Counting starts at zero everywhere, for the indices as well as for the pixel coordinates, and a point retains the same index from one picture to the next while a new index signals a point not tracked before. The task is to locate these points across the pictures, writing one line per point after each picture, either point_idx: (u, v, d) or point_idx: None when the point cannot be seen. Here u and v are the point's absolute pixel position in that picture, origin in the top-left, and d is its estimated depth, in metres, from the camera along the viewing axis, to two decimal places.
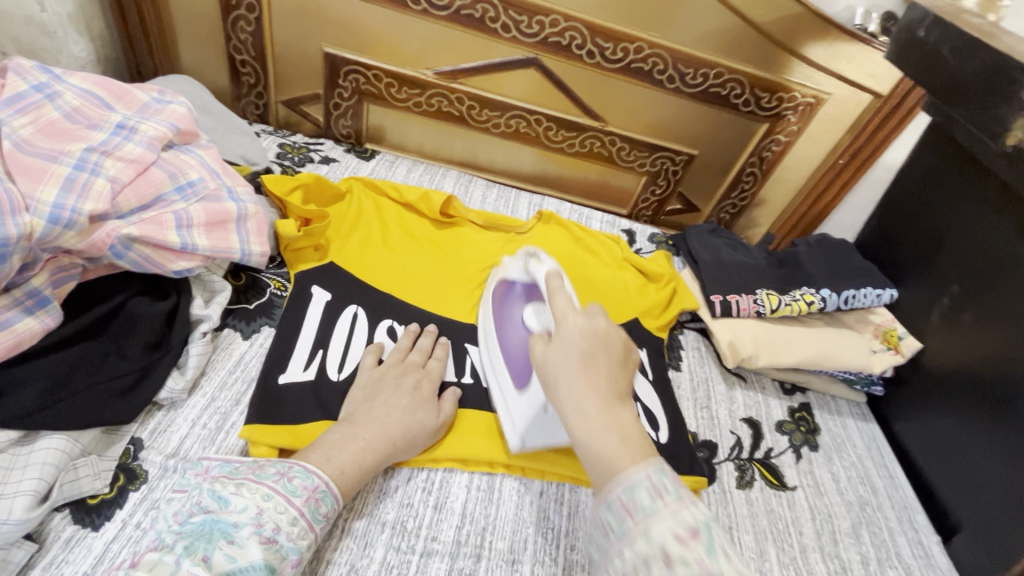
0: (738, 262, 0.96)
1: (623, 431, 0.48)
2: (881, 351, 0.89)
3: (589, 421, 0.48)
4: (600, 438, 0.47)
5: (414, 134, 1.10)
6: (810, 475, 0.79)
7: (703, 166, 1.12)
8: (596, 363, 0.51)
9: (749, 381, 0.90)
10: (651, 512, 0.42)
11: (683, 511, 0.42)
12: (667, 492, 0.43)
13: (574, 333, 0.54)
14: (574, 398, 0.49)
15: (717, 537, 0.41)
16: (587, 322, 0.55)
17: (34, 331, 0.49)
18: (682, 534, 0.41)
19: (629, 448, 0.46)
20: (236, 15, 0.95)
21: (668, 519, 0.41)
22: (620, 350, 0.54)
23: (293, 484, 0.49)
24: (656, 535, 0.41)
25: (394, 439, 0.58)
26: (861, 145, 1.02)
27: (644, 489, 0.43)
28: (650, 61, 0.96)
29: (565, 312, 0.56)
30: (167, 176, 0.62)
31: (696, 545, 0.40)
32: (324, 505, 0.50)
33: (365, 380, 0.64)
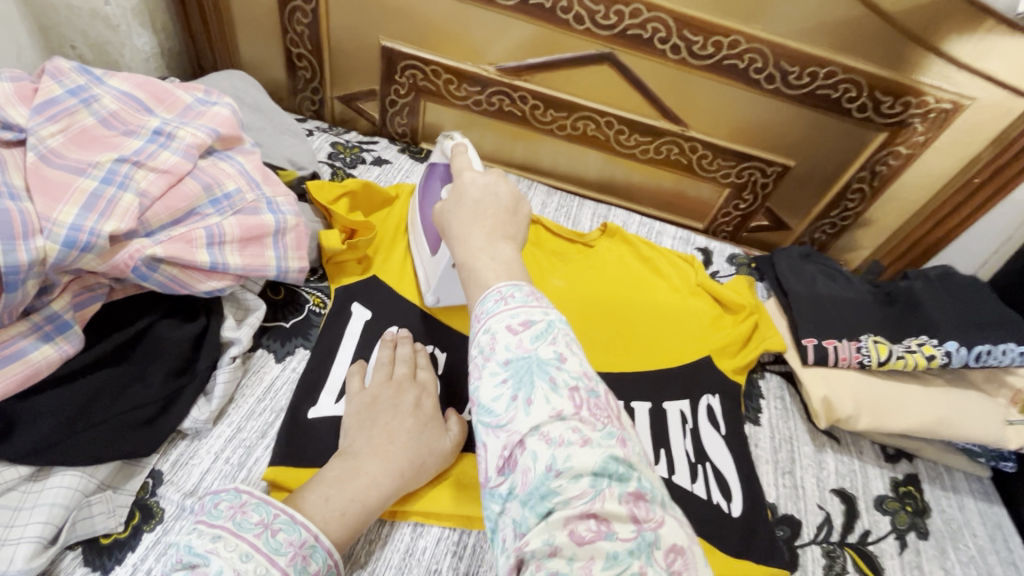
0: (839, 297, 0.82)
1: (497, 253, 0.48)
2: (1020, 424, 0.73)
3: (467, 243, 0.50)
4: (473, 257, 0.48)
5: (472, 135, 1.02)
6: (917, 571, 0.65)
7: (799, 179, 0.97)
8: (484, 212, 0.52)
9: (843, 443, 0.76)
10: (494, 312, 0.42)
11: (523, 311, 0.41)
12: (515, 297, 0.42)
13: (468, 185, 0.55)
14: (461, 231, 0.51)
15: (555, 330, 0.41)
16: (485, 177, 0.55)
17: (51, 361, 0.46)
18: (515, 326, 0.40)
19: (501, 267, 0.46)
20: (293, 6, 0.90)
21: (505, 316, 0.41)
22: (512, 202, 0.54)
23: (277, 540, 0.43)
24: (492, 328, 0.41)
25: (402, 470, 0.53)
26: (1008, 161, 0.84)
27: (491, 298, 0.43)
28: (746, 57, 0.82)
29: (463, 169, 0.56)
30: (202, 187, 0.57)
31: (524, 334, 0.40)
32: (314, 563, 0.44)
33: (356, 407, 0.57)
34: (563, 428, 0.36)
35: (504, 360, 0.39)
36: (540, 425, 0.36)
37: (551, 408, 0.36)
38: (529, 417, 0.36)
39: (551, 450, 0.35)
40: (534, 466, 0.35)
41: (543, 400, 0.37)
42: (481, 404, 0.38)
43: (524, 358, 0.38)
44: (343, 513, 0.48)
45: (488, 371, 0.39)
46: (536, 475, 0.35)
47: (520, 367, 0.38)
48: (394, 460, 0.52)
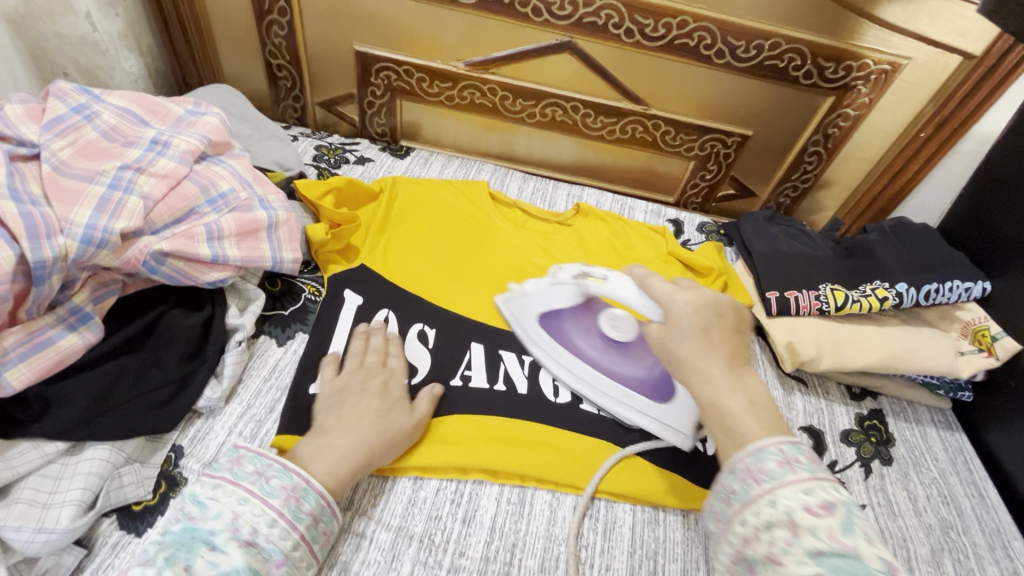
0: (800, 252, 0.88)
1: (749, 391, 0.50)
2: (970, 354, 0.78)
3: (713, 380, 0.51)
4: (729, 396, 0.50)
5: (450, 130, 1.08)
6: (881, 493, 0.71)
7: (759, 147, 1.03)
8: (699, 334, 0.53)
9: (810, 385, 0.82)
10: (779, 479, 0.43)
11: (818, 486, 0.43)
12: (801, 465, 0.44)
13: (685, 311, 0.54)
14: (699, 366, 0.52)
15: (856, 518, 0.41)
16: (692, 295, 0.56)
17: (77, 347, 0.52)
18: (813, 506, 0.41)
19: (759, 409, 0.49)
20: (270, 20, 0.96)
21: (798, 491, 0.42)
22: (731, 313, 0.55)
23: (270, 485, 0.49)
24: (781, 502, 0.42)
25: (371, 445, 0.56)
26: (949, 114, 0.90)
27: (775, 459, 0.45)
28: (696, 35, 0.88)
29: (669, 293, 0.56)
30: (198, 188, 0.63)
31: (829, 519, 0.40)
32: (307, 503, 0.49)
33: (328, 392, 0.62)
34: None
35: (813, 550, 0.39)
36: None
37: None
38: None
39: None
40: None
41: None
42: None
43: (839, 552, 0.39)
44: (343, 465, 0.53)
45: (791, 553, 0.40)
46: None
47: (836, 562, 0.38)
48: (362, 433, 0.56)
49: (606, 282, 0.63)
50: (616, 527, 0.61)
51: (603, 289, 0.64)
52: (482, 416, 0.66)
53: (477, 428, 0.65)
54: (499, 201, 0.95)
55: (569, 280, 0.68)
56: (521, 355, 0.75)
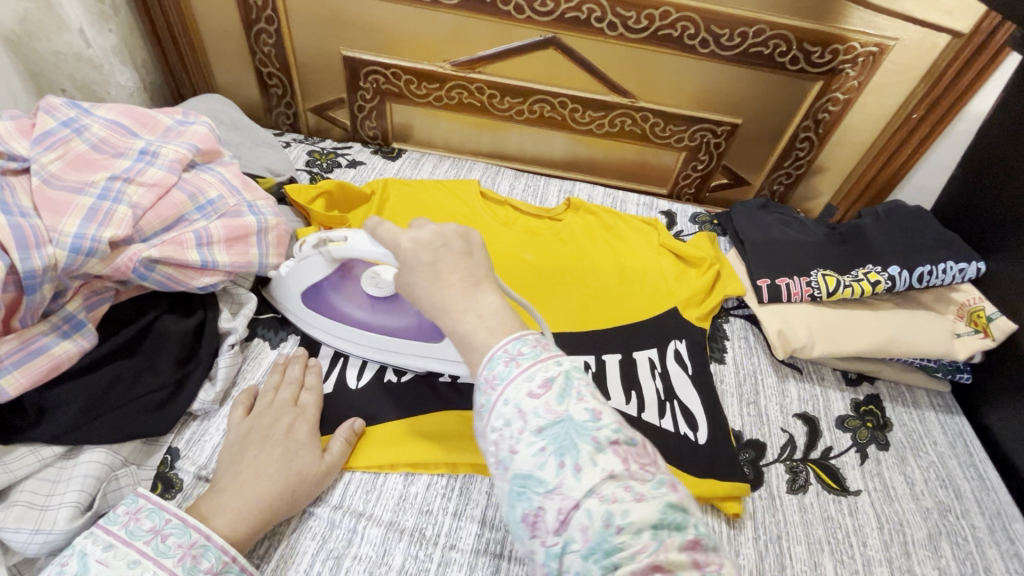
0: (791, 239, 0.87)
1: (482, 307, 0.45)
2: (967, 335, 0.77)
3: (448, 307, 0.46)
4: (459, 319, 0.45)
5: (440, 130, 1.09)
6: (877, 478, 0.70)
7: (749, 135, 1.02)
8: (445, 264, 0.47)
9: (805, 372, 0.82)
10: (507, 378, 0.41)
11: (539, 370, 0.41)
12: (524, 356, 0.42)
13: (411, 248, 0.48)
14: (433, 297, 0.46)
15: (574, 383, 0.41)
16: (423, 233, 0.49)
17: (71, 353, 0.53)
18: (535, 390, 0.40)
19: (493, 322, 0.44)
20: (258, 29, 0.97)
21: (522, 381, 0.40)
22: (460, 241, 0.49)
23: (166, 543, 0.47)
24: (512, 398, 0.40)
25: (271, 501, 0.53)
26: (941, 94, 0.88)
27: (501, 360, 0.42)
28: (679, 25, 0.88)
29: (394, 236, 0.50)
30: (187, 196, 0.64)
31: (548, 396, 0.40)
32: (206, 560, 0.47)
33: (234, 438, 0.58)
34: (613, 486, 0.36)
35: (538, 429, 0.39)
36: (594, 487, 0.36)
37: (600, 469, 0.37)
38: (579, 480, 0.36)
39: (604, 508, 0.36)
40: (591, 524, 0.35)
41: (590, 463, 0.37)
42: (525, 476, 0.38)
43: (558, 423, 0.38)
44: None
45: (523, 443, 0.39)
46: (595, 534, 0.35)
47: (556, 433, 0.38)
48: (263, 484, 0.53)
49: (346, 243, 0.62)
50: None
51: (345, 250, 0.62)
52: (473, 412, 0.67)
53: (467, 423, 0.66)
54: (489, 198, 0.96)
55: (311, 250, 0.64)
56: None
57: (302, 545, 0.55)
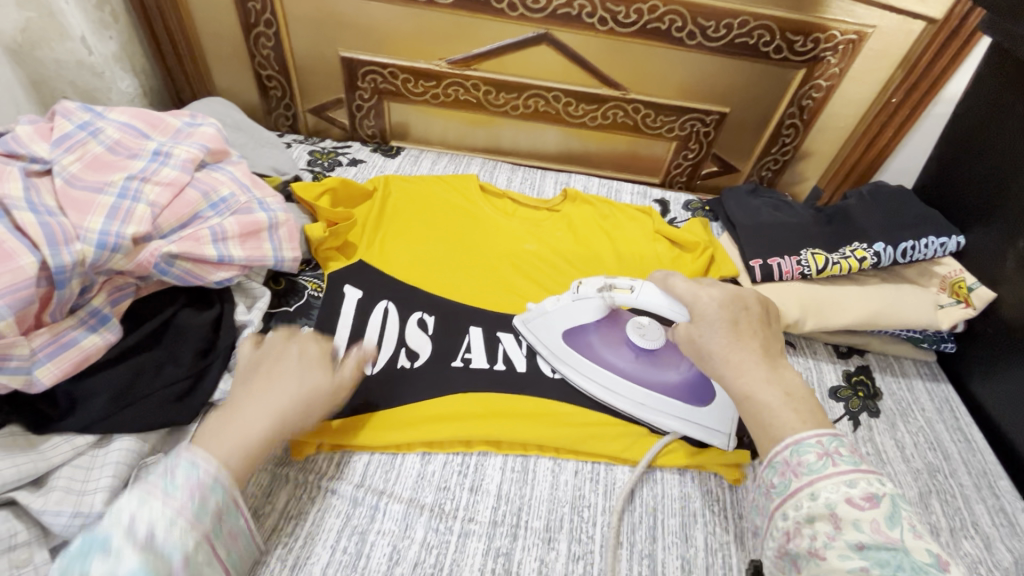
0: (780, 221, 0.91)
1: (786, 385, 0.50)
2: (950, 306, 0.81)
3: (748, 373, 0.51)
4: (762, 390, 0.49)
5: (437, 127, 1.11)
6: (869, 443, 0.74)
7: (736, 124, 1.06)
8: (718, 331, 0.54)
9: (798, 347, 0.85)
10: (819, 471, 0.43)
11: (861, 479, 0.42)
12: (843, 458, 0.43)
13: (711, 308, 0.57)
14: (732, 360, 0.52)
15: (901, 511, 0.41)
16: (717, 292, 0.58)
17: (99, 346, 0.56)
18: (855, 497, 0.41)
19: (796, 405, 0.48)
20: (257, 33, 0.99)
21: (839, 483, 0.42)
22: (757, 307, 0.57)
23: (173, 480, 0.44)
24: (823, 495, 0.42)
25: (283, 410, 0.52)
26: (918, 79, 0.93)
27: (813, 451, 0.44)
28: (667, 19, 0.91)
29: (694, 290, 0.59)
30: (201, 194, 0.66)
31: (874, 512, 0.40)
32: (213, 497, 0.45)
33: (246, 362, 0.57)
34: None
35: (859, 544, 0.39)
36: None
37: None
38: None
39: None
40: None
41: None
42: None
43: (887, 550, 0.38)
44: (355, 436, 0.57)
45: (831, 549, 0.40)
46: None
47: (884, 558, 0.38)
48: (274, 400, 0.52)
49: (634, 294, 0.66)
50: (616, 487, 0.65)
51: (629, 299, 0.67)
52: (484, 394, 0.70)
53: (478, 404, 0.69)
54: (489, 192, 0.99)
55: (594, 294, 0.70)
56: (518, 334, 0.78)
57: (327, 522, 0.58)
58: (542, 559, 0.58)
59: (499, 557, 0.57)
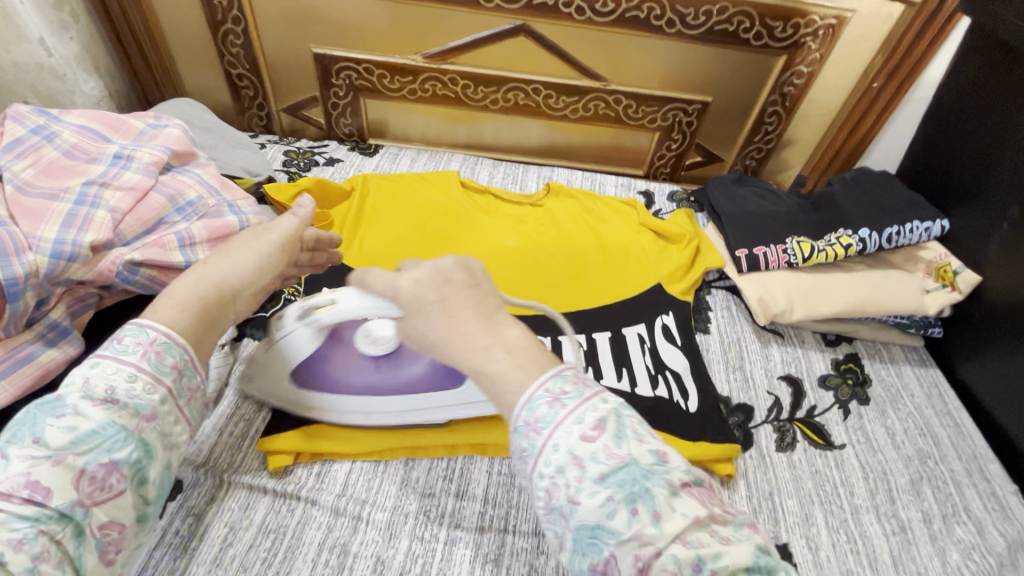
0: (766, 210, 0.89)
1: (509, 341, 0.39)
2: (936, 291, 0.81)
3: (467, 345, 0.39)
4: (486, 358, 0.38)
5: (416, 124, 1.09)
6: (860, 431, 0.73)
7: (719, 113, 1.04)
8: (428, 309, 0.41)
9: (787, 337, 0.84)
10: (555, 422, 0.35)
11: (587, 408, 0.36)
12: (569, 395, 0.36)
13: (411, 291, 0.42)
14: (449, 340, 0.40)
15: (626, 421, 0.37)
16: (413, 272, 0.43)
17: (58, 361, 0.53)
18: (589, 433, 0.35)
19: (523, 358, 0.38)
20: (225, 30, 0.96)
21: (571, 424, 0.35)
22: (466, 275, 0.43)
23: (122, 343, 0.41)
24: (563, 443, 0.35)
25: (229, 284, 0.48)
26: (899, 63, 0.92)
27: (542, 402, 0.36)
28: (645, 7, 0.90)
29: (390, 279, 0.44)
30: (166, 199, 0.63)
31: (604, 438, 0.35)
32: (172, 356, 0.42)
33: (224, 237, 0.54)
34: (698, 530, 0.33)
35: (600, 476, 0.34)
36: (677, 534, 0.33)
37: (681, 514, 0.33)
38: (660, 530, 0.33)
39: (694, 552, 0.32)
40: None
41: (669, 509, 0.33)
42: (591, 526, 0.33)
43: (622, 470, 0.34)
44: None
45: (584, 493, 0.34)
46: None
47: (623, 480, 0.34)
48: (217, 269, 0.48)
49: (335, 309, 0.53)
50: None
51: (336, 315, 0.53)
52: None
53: None
54: (471, 189, 0.96)
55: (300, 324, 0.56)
56: None
57: (308, 535, 0.56)
58: (531, 564, 0.56)
59: (486, 564, 0.56)
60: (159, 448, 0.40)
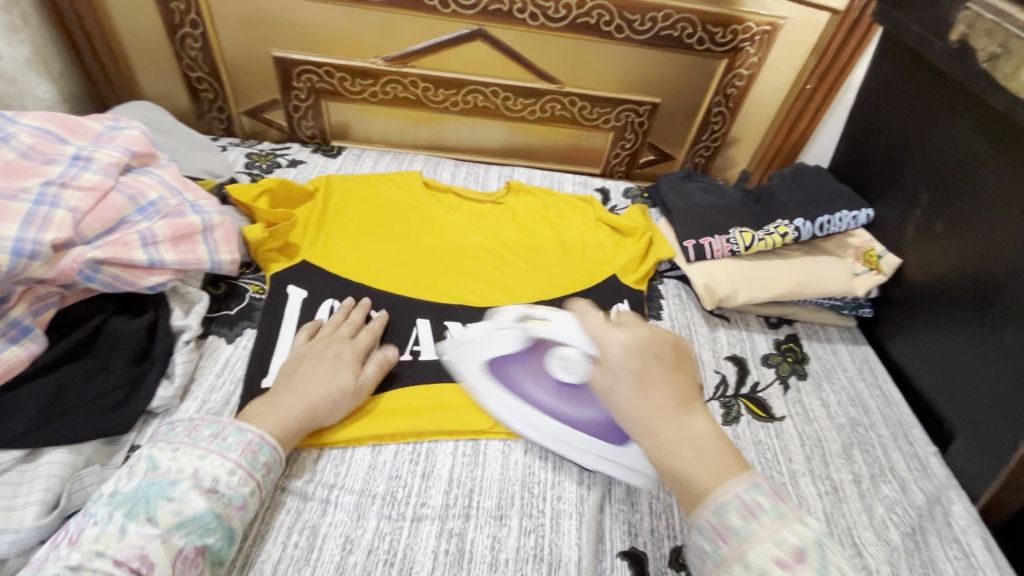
0: (711, 204, 0.95)
1: (696, 441, 0.47)
2: (864, 274, 0.87)
3: (656, 435, 0.47)
4: (672, 454, 0.47)
5: (378, 126, 1.11)
6: (798, 403, 0.80)
7: (668, 113, 1.10)
8: (657, 377, 0.50)
9: (732, 320, 0.90)
10: (747, 537, 0.41)
11: (785, 531, 0.41)
12: (764, 511, 0.42)
13: (618, 356, 0.51)
14: (643, 422, 0.48)
15: (829, 554, 0.40)
16: (629, 335, 0.52)
17: (21, 359, 0.54)
18: (785, 559, 0.39)
19: (711, 465, 0.45)
20: (183, 33, 0.97)
21: (768, 544, 0.40)
22: (669, 353, 0.52)
23: (227, 441, 0.53)
24: (755, 562, 0.40)
25: (312, 404, 0.61)
26: (827, 66, 1.00)
27: (735, 509, 0.42)
28: (594, 13, 0.95)
29: (602, 334, 0.53)
30: (126, 199, 0.65)
31: (802, 568, 0.39)
32: (262, 454, 0.55)
33: (296, 353, 0.67)
34: None
35: None
36: None
37: None
38: None
39: None
40: None
41: None
42: None
43: None
44: (287, 433, 0.59)
45: None
46: None
47: None
48: (307, 396, 0.62)
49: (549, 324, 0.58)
50: (565, 462, 0.68)
51: (547, 330, 0.59)
52: (433, 384, 0.71)
53: (428, 394, 0.70)
54: (432, 188, 0.99)
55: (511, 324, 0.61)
56: (466, 324, 0.80)
57: (278, 519, 0.58)
58: (495, 536, 0.60)
59: (452, 538, 0.59)
60: (237, 533, 0.51)
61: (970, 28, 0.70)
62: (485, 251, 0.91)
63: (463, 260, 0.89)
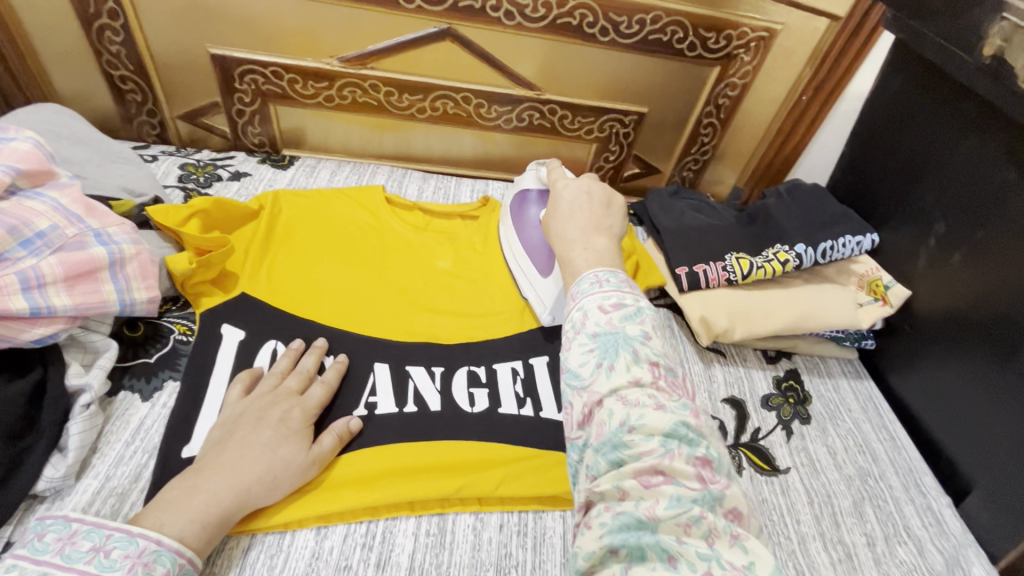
0: (704, 224, 0.87)
1: (591, 245, 0.52)
2: (869, 304, 0.81)
3: (565, 239, 0.54)
4: (569, 249, 0.52)
5: (336, 134, 0.99)
6: (803, 452, 0.72)
7: (656, 124, 1.02)
8: (582, 210, 0.56)
9: (728, 355, 0.82)
10: (588, 294, 0.46)
11: (615, 294, 0.45)
12: (608, 283, 0.47)
13: (564, 193, 0.59)
14: (559, 230, 0.55)
15: (643, 313, 0.44)
16: (578, 186, 0.59)
17: None
18: (607, 307, 0.45)
19: (593, 256, 0.51)
20: (100, 25, 0.83)
21: (597, 296, 0.45)
22: (605, 198, 0.58)
23: (110, 558, 0.43)
24: (586, 305, 0.45)
25: (249, 484, 0.50)
26: (825, 76, 0.93)
27: (587, 281, 0.47)
28: (577, 13, 0.85)
29: (553, 182, 0.61)
30: (6, 230, 0.52)
31: (614, 313, 0.44)
32: (161, 566, 0.44)
33: (228, 416, 0.56)
34: (639, 392, 0.40)
35: (592, 334, 0.43)
36: (619, 388, 0.40)
37: (630, 374, 0.41)
38: (610, 378, 0.41)
39: (626, 410, 0.39)
40: (609, 420, 0.39)
41: (625, 368, 0.41)
42: (569, 370, 0.43)
43: (610, 333, 0.43)
44: (204, 525, 0.48)
45: (576, 342, 0.44)
46: (610, 431, 0.39)
47: (608, 340, 0.42)
48: (241, 475, 0.50)
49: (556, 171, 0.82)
50: (546, 538, 0.58)
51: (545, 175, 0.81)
52: (391, 447, 0.60)
53: (386, 460, 0.59)
54: (398, 206, 0.88)
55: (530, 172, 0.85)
56: (431, 368, 0.70)
57: None
58: None
59: None
60: None
61: (1006, 42, 0.61)
62: (456, 279, 0.81)
63: (429, 289, 0.78)
